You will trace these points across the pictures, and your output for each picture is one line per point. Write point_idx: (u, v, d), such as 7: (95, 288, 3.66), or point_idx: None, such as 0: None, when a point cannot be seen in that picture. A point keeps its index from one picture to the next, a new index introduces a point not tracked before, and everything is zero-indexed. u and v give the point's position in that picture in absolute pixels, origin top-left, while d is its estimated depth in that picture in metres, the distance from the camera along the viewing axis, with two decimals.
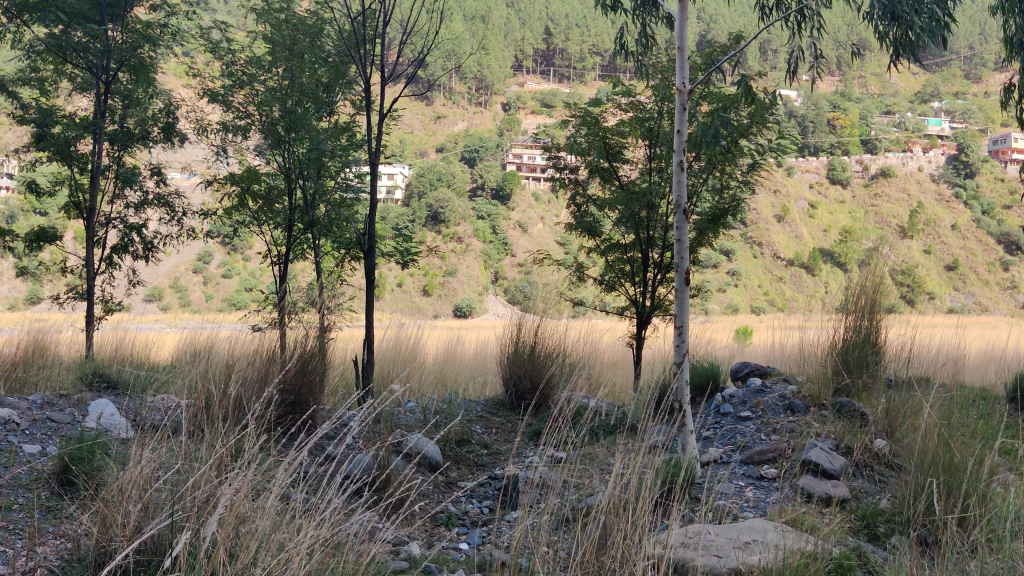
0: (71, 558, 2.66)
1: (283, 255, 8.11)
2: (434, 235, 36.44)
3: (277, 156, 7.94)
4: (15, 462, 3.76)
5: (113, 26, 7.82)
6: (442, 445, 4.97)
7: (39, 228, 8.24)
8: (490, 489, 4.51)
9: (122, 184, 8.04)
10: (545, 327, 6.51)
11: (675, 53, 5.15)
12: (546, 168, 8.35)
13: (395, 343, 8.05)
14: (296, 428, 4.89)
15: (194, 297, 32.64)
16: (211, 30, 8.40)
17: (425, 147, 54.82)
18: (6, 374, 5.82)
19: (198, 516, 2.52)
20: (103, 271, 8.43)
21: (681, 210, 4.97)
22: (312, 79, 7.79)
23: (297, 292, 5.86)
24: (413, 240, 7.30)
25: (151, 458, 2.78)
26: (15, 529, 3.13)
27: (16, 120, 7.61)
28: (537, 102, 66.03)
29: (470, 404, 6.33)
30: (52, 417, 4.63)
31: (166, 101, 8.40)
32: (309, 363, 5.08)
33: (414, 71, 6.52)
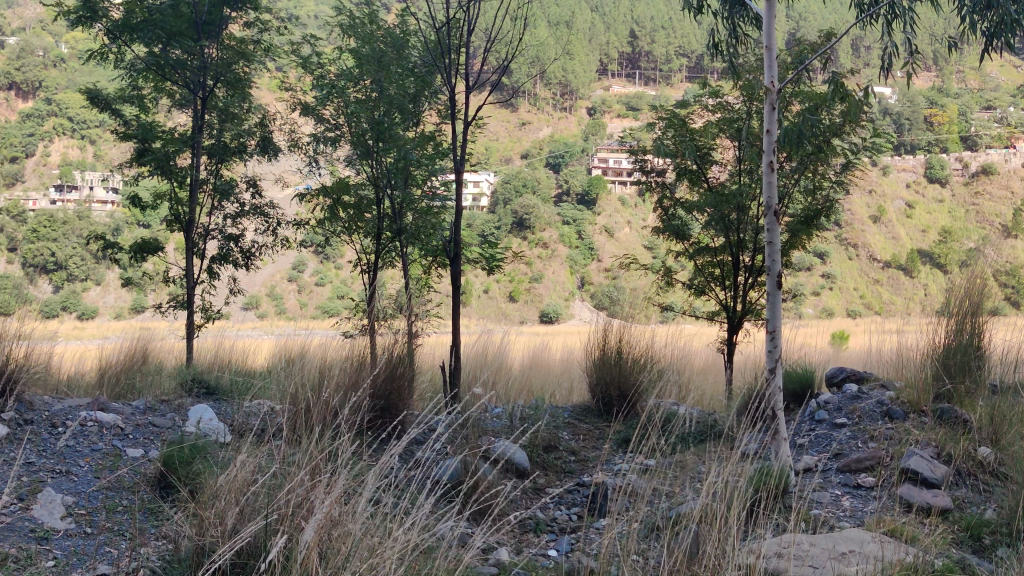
0: (173, 559, 2.74)
1: (372, 263, 8.25)
2: (521, 241, 36.55)
3: (367, 166, 8.08)
4: (120, 467, 3.92)
5: (209, 44, 8.08)
6: (529, 452, 4.99)
7: (142, 240, 8.56)
8: (579, 496, 4.50)
9: (220, 196, 8.30)
10: (632, 332, 6.45)
11: (764, 52, 5.05)
12: (632, 172, 8.29)
13: (481, 348, 8.09)
14: (386, 434, 4.96)
15: (288, 305, 33.49)
16: (303, 44, 8.61)
17: (511, 155, 55.18)
18: (114, 381, 6.08)
19: (293, 521, 2.57)
20: (204, 280, 8.71)
21: (772, 211, 4.86)
22: (399, 90, 7.84)
23: (387, 299, 5.94)
24: (499, 246, 7.32)
25: (247, 464, 2.86)
26: (120, 531, 3.26)
27: (119, 136, 7.96)
28: (623, 106, 65.76)
29: (558, 410, 6.33)
30: (155, 422, 4.80)
31: (262, 115, 8.64)
32: (398, 369, 5.15)
33: (499, 79, 6.55)
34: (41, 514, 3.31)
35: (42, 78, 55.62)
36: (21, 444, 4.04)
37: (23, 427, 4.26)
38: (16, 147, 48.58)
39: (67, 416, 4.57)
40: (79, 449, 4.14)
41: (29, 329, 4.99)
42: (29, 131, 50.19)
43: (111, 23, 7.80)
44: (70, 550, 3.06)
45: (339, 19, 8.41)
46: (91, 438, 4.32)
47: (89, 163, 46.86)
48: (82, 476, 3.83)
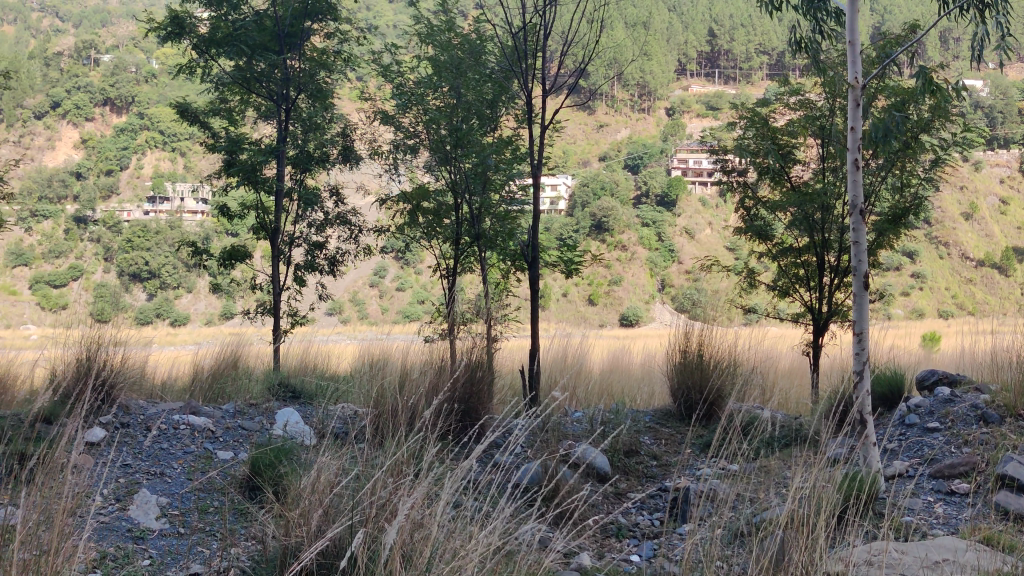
0: (261, 559, 2.81)
1: (452, 268, 8.32)
2: (599, 244, 36.41)
3: (446, 172, 8.14)
4: (211, 468, 4.04)
5: (292, 56, 8.25)
6: (610, 456, 4.97)
7: (231, 249, 8.81)
8: (661, 501, 4.45)
9: (304, 204, 8.49)
10: (713, 334, 6.36)
11: (847, 48, 4.93)
12: (713, 172, 8.18)
13: (561, 351, 8.08)
14: (467, 438, 5.00)
15: (371, 310, 34.05)
16: (383, 54, 8.73)
17: (588, 158, 55.14)
18: (207, 386, 6.28)
19: (376, 522, 2.60)
20: (291, 287, 8.91)
21: (858, 210, 4.74)
22: (478, 96, 7.90)
23: (466, 303, 5.98)
24: (577, 249, 7.30)
25: (331, 466, 2.90)
26: (211, 532, 3.37)
27: (207, 148, 8.22)
28: (702, 106, 64.98)
29: (639, 415, 6.28)
30: (244, 425, 4.92)
31: (344, 124, 8.80)
32: (477, 373, 5.19)
33: (576, 82, 6.52)
34: (137, 514, 3.44)
35: (136, 94, 57.98)
36: (119, 446, 4.20)
37: (120, 429, 4.43)
38: (112, 161, 50.67)
39: (161, 419, 4.73)
40: (173, 452, 4.29)
41: (124, 335, 5.20)
42: (123, 145, 52.30)
43: (199, 38, 8.06)
44: (164, 550, 3.16)
45: (418, 27, 8.50)
46: (183, 441, 4.47)
47: (180, 175, 48.61)
48: (177, 478, 3.96)
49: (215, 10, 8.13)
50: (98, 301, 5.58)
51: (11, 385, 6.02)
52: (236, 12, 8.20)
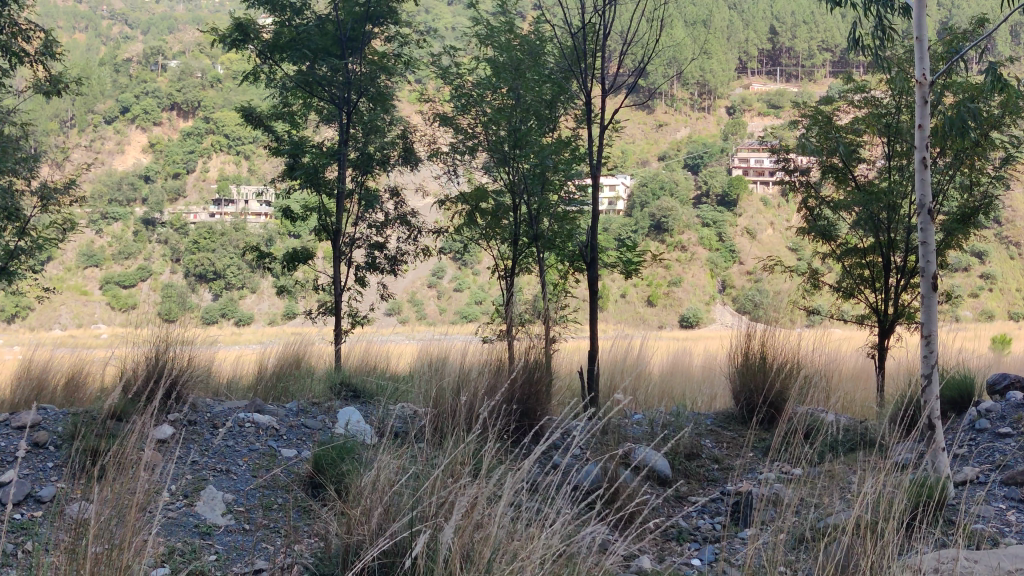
0: (324, 556, 2.84)
1: (510, 269, 8.33)
2: (658, 244, 36.17)
3: (504, 173, 8.15)
4: (275, 465, 4.11)
5: (353, 60, 8.33)
6: (671, 460, 4.93)
7: (293, 250, 8.94)
8: (722, 505, 4.39)
9: (365, 206, 8.58)
10: (776, 335, 6.25)
11: (914, 44, 4.81)
12: (775, 171, 8.05)
13: (621, 352, 8.03)
14: (525, 439, 5.00)
15: (429, 311, 34.33)
16: (443, 56, 8.78)
17: (647, 158, 54.93)
18: (271, 384, 6.38)
19: (436, 521, 2.61)
20: (352, 287, 9.02)
21: (926, 210, 4.62)
22: (536, 97, 7.89)
23: (525, 303, 5.98)
24: (637, 249, 7.25)
25: (392, 465, 2.92)
26: (276, 528, 3.43)
27: (270, 151, 8.36)
28: (764, 105, 64.14)
29: (699, 417, 6.21)
30: (307, 423, 4.99)
31: (403, 127, 8.86)
32: (535, 373, 5.18)
33: (636, 81, 6.46)
34: (204, 510, 3.52)
35: (202, 98, 59.39)
36: (186, 443, 4.30)
37: (187, 427, 4.52)
38: (179, 164, 51.92)
39: (227, 417, 4.83)
40: (238, 449, 4.38)
41: (191, 334, 5.30)
42: (190, 149, 53.55)
43: (263, 44, 8.23)
44: (229, 545, 3.23)
45: (477, 28, 8.53)
46: (248, 438, 4.55)
47: (244, 177, 49.62)
48: (242, 475, 4.04)
49: (279, 16, 8.32)
50: (166, 301, 5.69)
51: (84, 382, 6.20)
52: (300, 17, 8.37)
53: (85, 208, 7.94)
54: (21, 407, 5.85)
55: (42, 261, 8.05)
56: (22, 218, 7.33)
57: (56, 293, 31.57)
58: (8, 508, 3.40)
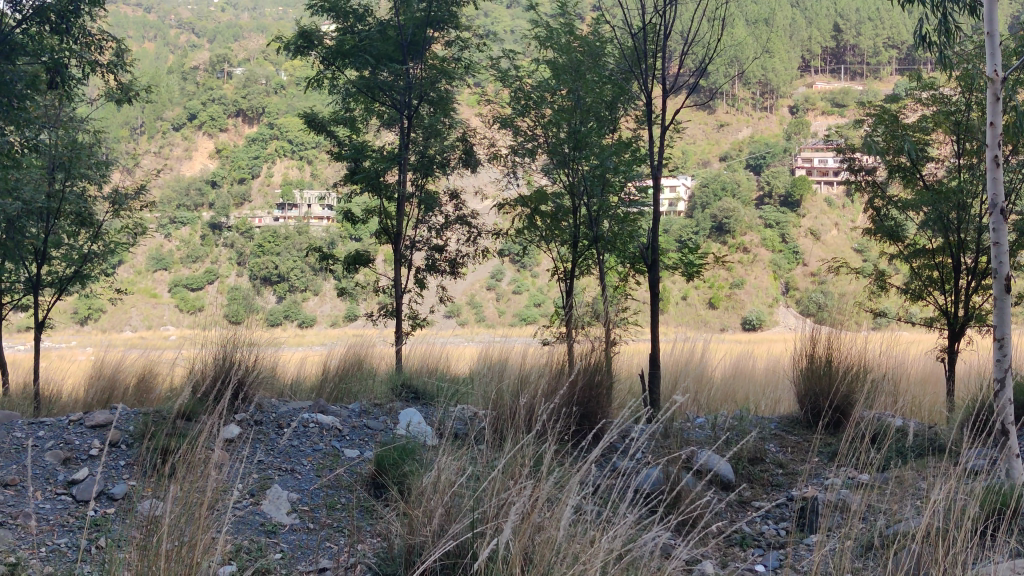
0: (387, 556, 2.87)
1: (570, 271, 8.30)
2: (720, 246, 35.75)
3: (564, 175, 8.13)
4: (338, 466, 4.16)
5: (414, 64, 8.40)
6: (734, 464, 4.86)
7: (355, 253, 9.04)
8: (787, 510, 4.31)
9: (425, 209, 8.64)
10: (842, 338, 6.12)
11: (985, 39, 4.68)
12: (839, 171, 7.89)
13: (682, 356, 7.95)
14: (586, 442, 4.97)
15: (488, 313, 34.44)
16: (502, 59, 8.80)
17: (708, 159, 54.33)
18: (333, 386, 6.46)
19: (497, 523, 2.62)
20: (412, 289, 9.08)
21: (998, 209, 4.48)
22: (597, 98, 7.85)
23: (585, 306, 5.96)
24: (698, 251, 7.16)
25: (452, 465, 2.94)
26: (339, 527, 3.48)
27: (333, 156, 8.48)
28: (828, 103, 63.00)
29: (763, 421, 6.11)
30: (369, 424, 5.04)
31: (463, 130, 8.91)
32: (596, 376, 5.15)
33: (697, 81, 6.40)
34: (270, 509, 3.58)
35: (266, 105, 60.57)
36: (253, 443, 4.38)
37: (253, 426, 4.60)
38: (244, 169, 52.89)
39: (292, 417, 4.91)
40: (302, 449, 4.44)
41: (257, 336, 5.39)
42: (255, 154, 54.53)
43: (326, 50, 8.35)
44: (294, 544, 3.28)
45: (536, 31, 8.53)
46: (313, 438, 4.62)
47: (307, 181, 50.43)
48: (306, 475, 4.10)
49: (342, 23, 8.46)
50: (232, 304, 5.81)
51: (154, 383, 6.36)
52: (362, 24, 8.48)
53: (154, 213, 8.14)
54: (95, 406, 6.03)
55: (113, 265, 8.27)
56: (95, 223, 7.54)
57: (127, 295, 32.39)
58: (83, 506, 3.50)
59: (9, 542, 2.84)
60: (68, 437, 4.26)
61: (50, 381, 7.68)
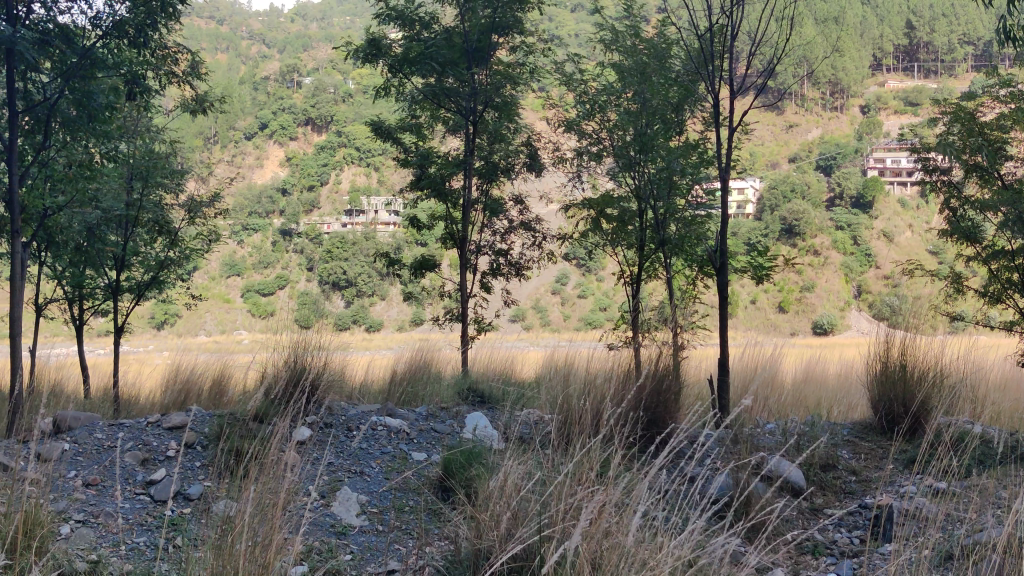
0: (454, 559, 2.88)
1: (636, 275, 8.24)
2: (789, 250, 35.15)
3: (629, 178, 8.05)
4: (406, 468, 4.19)
5: (479, 70, 8.44)
6: (805, 470, 4.77)
7: (421, 258, 9.13)
8: (861, 518, 4.21)
9: (490, 214, 8.68)
10: (917, 342, 5.95)
11: None
12: (913, 171, 7.66)
13: (750, 360, 7.83)
14: (653, 447, 4.93)
15: (554, 318, 34.40)
16: (567, 63, 8.78)
17: (776, 161, 53.50)
18: (401, 389, 6.52)
19: (564, 527, 2.60)
20: (478, 294, 9.12)
21: None
22: (663, 100, 7.78)
23: (652, 309, 5.91)
24: (767, 254, 7.04)
25: (517, 469, 2.94)
26: (408, 529, 3.52)
27: (400, 163, 8.60)
28: (901, 102, 61.48)
29: (835, 427, 5.97)
30: (436, 428, 5.07)
31: (528, 135, 8.92)
32: (663, 381, 5.10)
33: (765, 81, 6.29)
34: (340, 510, 3.63)
35: (335, 113, 61.56)
36: (323, 445, 4.45)
37: (323, 429, 4.67)
38: (313, 177, 53.69)
39: (361, 420, 4.97)
40: (371, 452, 4.50)
41: (326, 340, 5.48)
42: (323, 162, 55.45)
43: (393, 58, 8.48)
44: (364, 545, 3.32)
45: (601, 34, 8.50)
46: (381, 441, 4.68)
47: (375, 187, 51.13)
48: (374, 477, 4.15)
49: (408, 31, 8.57)
50: (302, 308, 5.92)
51: (229, 386, 6.51)
52: (427, 31, 8.60)
53: (227, 220, 8.32)
54: (172, 408, 6.20)
55: (188, 270, 8.48)
56: (171, 231, 7.75)
57: (201, 302, 33.18)
58: (160, 505, 3.60)
59: (91, 539, 2.93)
60: (146, 438, 4.38)
61: (128, 384, 7.92)
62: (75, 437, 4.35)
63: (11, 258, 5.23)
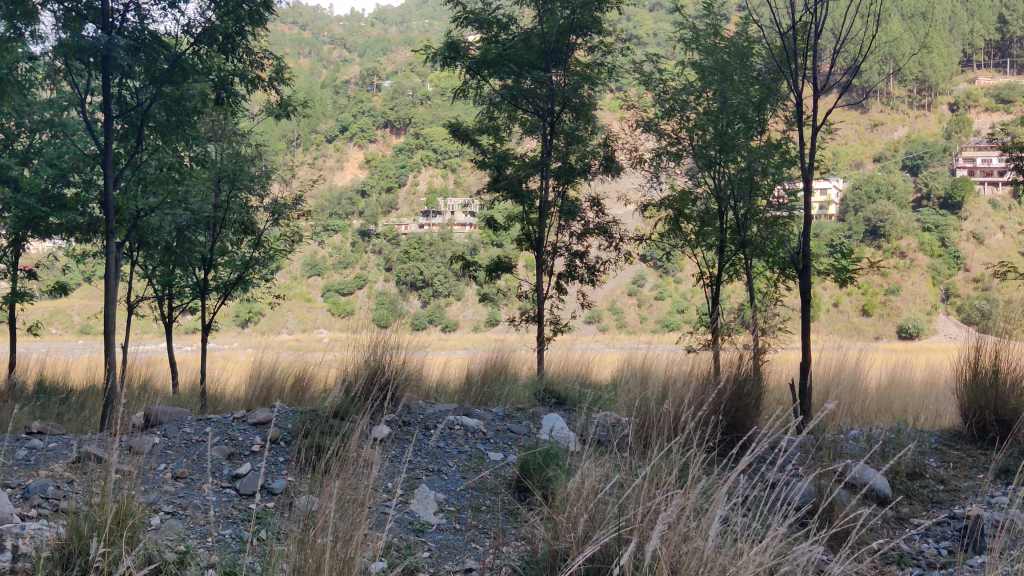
0: (532, 560, 2.89)
1: (715, 277, 8.13)
2: (874, 252, 34.27)
3: (709, 178, 7.94)
4: (484, 467, 4.22)
5: (557, 72, 8.44)
6: (891, 478, 4.64)
7: (497, 259, 9.17)
8: (949, 529, 4.08)
9: (567, 216, 8.67)
10: (1009, 348, 5.73)
11: None
12: (1006, 172, 7.39)
13: (834, 365, 7.66)
14: (732, 452, 4.86)
15: (631, 319, 34.21)
16: (646, 63, 8.71)
17: (860, 160, 52.33)
18: (479, 389, 6.56)
19: (642, 530, 2.58)
20: (555, 295, 9.11)
21: None
22: (744, 99, 7.68)
23: (731, 311, 5.83)
24: (852, 255, 6.86)
25: (594, 470, 2.93)
26: (485, 528, 3.54)
27: (478, 164, 8.66)
28: (992, 99, 59.37)
29: (923, 434, 5.79)
30: (514, 428, 5.09)
31: (606, 135, 8.87)
32: (744, 385, 5.03)
33: (850, 80, 6.13)
34: (418, 508, 3.67)
35: (413, 116, 62.27)
36: (402, 443, 4.51)
37: (402, 428, 4.73)
38: (392, 178, 54.36)
39: (439, 419, 5.02)
40: (449, 451, 4.54)
41: (405, 339, 5.54)
42: (402, 164, 56.14)
43: (471, 61, 8.55)
44: (442, 543, 3.35)
45: (681, 33, 8.41)
46: (458, 441, 4.72)
47: (452, 189, 51.52)
48: (452, 476, 4.19)
49: (486, 32, 8.62)
50: (381, 308, 6.00)
51: (310, 384, 6.64)
52: (506, 33, 8.63)
53: (309, 221, 8.48)
54: (256, 405, 6.36)
55: (271, 270, 8.66)
56: (256, 231, 7.94)
57: (284, 301, 33.92)
58: (246, 499, 3.70)
59: (180, 530, 3.02)
60: (232, 434, 4.50)
61: (214, 380, 8.13)
62: (165, 431, 4.49)
63: (104, 257, 5.42)
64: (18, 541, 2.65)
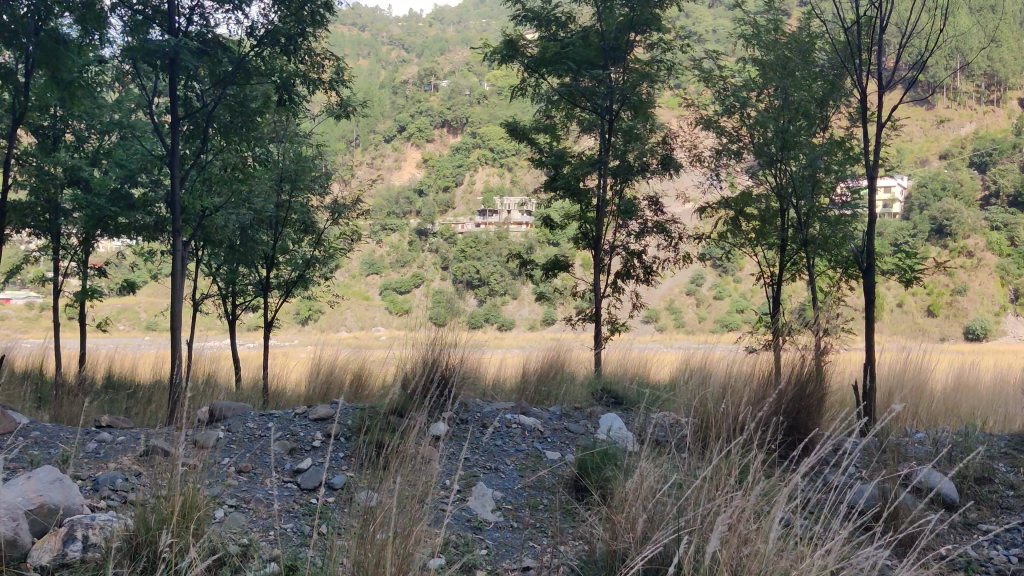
0: (590, 559, 2.89)
1: (776, 276, 8.01)
2: (940, 250, 33.46)
3: (770, 176, 7.83)
4: (541, 466, 4.23)
5: (615, 69, 8.41)
6: (958, 483, 4.53)
7: (554, 257, 9.15)
8: (1019, 536, 3.97)
9: (624, 214, 8.62)
10: None
11: None
12: None
13: (898, 366, 7.49)
14: (793, 454, 4.79)
15: (689, 318, 33.93)
16: (706, 59, 8.61)
17: (925, 156, 51.14)
18: (536, 388, 6.57)
19: (702, 531, 2.56)
20: (612, 295, 9.06)
21: None
22: (806, 95, 7.55)
23: (793, 311, 5.73)
24: (918, 254, 6.70)
25: (653, 471, 2.91)
26: (543, 527, 3.54)
27: (535, 162, 8.66)
28: None
29: (993, 438, 5.63)
30: (572, 427, 5.08)
31: (664, 133, 8.79)
32: (806, 386, 4.95)
33: (916, 75, 5.99)
34: (476, 505, 3.69)
35: (470, 115, 62.51)
36: (460, 441, 4.53)
37: (459, 426, 4.75)
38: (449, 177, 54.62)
39: (496, 418, 5.03)
40: (506, 449, 4.56)
41: (462, 337, 5.56)
42: (459, 163, 56.37)
43: (529, 59, 8.56)
44: (500, 541, 3.36)
45: (742, 28, 8.30)
46: (515, 439, 4.72)
47: (509, 188, 51.56)
48: (510, 474, 4.20)
49: (544, 31, 8.62)
50: (439, 307, 6.03)
51: (368, 380, 6.71)
52: (564, 31, 8.62)
53: (368, 220, 8.54)
54: (315, 401, 6.44)
55: (331, 269, 8.76)
56: (316, 230, 8.03)
57: (343, 299, 34.31)
58: (307, 494, 3.75)
59: (244, 524, 3.07)
60: (294, 429, 4.57)
61: (275, 377, 8.24)
62: (229, 426, 4.58)
63: (172, 255, 5.53)
64: (88, 531, 2.73)
